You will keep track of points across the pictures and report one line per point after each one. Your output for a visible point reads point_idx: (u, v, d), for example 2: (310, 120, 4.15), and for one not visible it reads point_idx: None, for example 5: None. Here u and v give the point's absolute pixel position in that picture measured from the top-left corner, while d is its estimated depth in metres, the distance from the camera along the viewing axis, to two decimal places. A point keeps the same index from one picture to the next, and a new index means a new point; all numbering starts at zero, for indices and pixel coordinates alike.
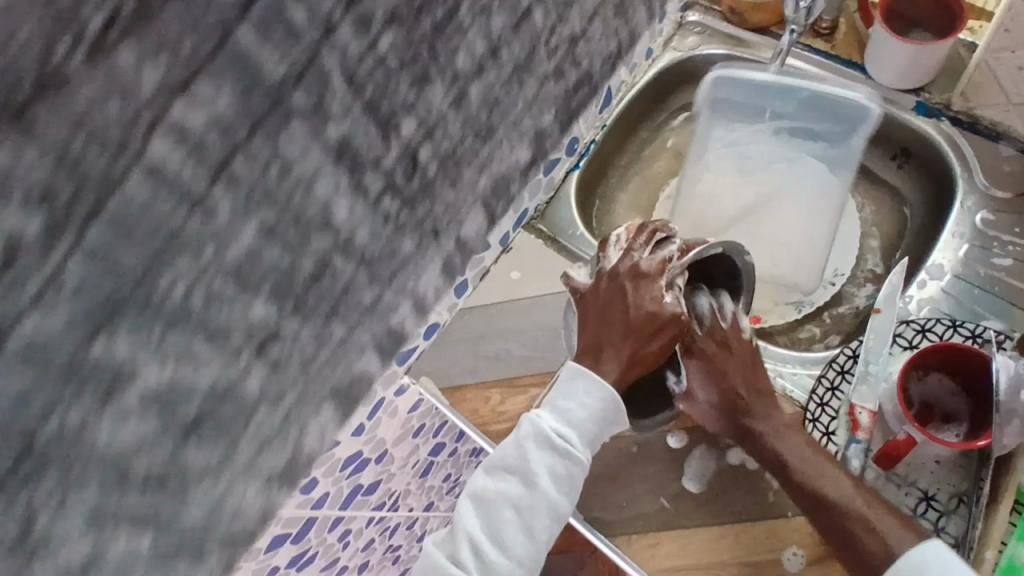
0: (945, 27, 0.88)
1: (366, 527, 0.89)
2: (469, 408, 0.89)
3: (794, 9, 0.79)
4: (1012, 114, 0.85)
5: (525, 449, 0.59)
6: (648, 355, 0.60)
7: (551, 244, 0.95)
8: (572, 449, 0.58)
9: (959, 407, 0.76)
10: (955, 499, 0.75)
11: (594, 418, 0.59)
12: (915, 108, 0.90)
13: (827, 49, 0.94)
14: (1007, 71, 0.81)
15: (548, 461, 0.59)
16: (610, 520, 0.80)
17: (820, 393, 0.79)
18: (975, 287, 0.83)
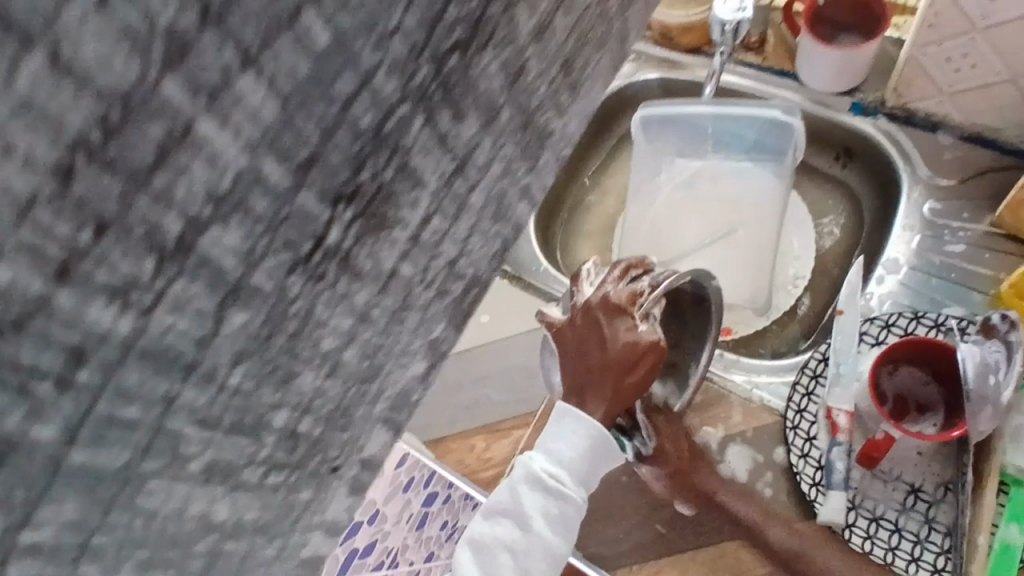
0: (871, 28, 0.90)
1: None
2: (455, 459, 0.88)
3: (720, 33, 0.81)
4: (945, 105, 0.87)
5: (519, 492, 0.58)
6: (630, 386, 0.59)
7: (518, 282, 0.96)
8: (565, 491, 0.56)
9: (931, 397, 0.77)
10: (941, 488, 0.76)
11: (583, 453, 0.56)
12: (851, 109, 0.93)
13: (758, 61, 0.97)
14: (936, 64, 0.82)
15: (540, 503, 0.58)
16: (601, 553, 0.79)
17: (797, 400, 0.80)
18: (933, 276, 0.84)
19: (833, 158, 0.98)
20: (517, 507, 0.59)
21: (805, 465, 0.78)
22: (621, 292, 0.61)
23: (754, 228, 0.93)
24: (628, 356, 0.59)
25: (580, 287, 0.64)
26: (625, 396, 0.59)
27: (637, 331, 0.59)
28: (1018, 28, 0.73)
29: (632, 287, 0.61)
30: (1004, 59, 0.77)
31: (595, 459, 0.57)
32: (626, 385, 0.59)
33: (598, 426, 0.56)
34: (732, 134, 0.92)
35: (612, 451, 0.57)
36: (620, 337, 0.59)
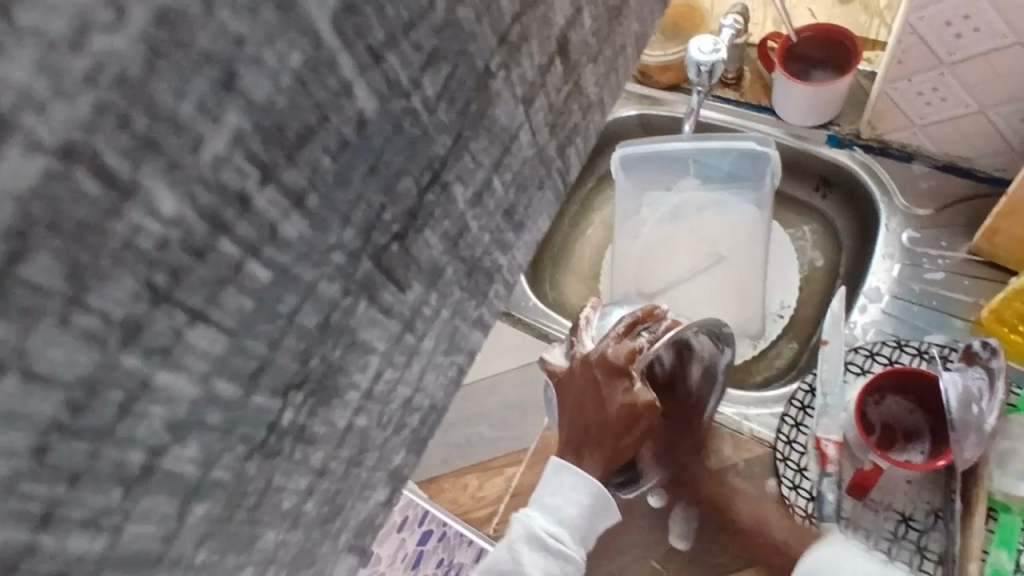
0: (842, 64, 0.93)
1: None
2: (449, 497, 0.87)
3: (696, 74, 0.84)
4: (918, 136, 0.89)
5: (519, 550, 0.59)
6: (625, 447, 0.60)
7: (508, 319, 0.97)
8: (566, 549, 0.58)
9: (918, 424, 0.77)
10: (931, 516, 0.76)
11: (583, 512, 0.58)
12: (828, 141, 0.95)
13: (736, 97, 0.99)
14: (907, 98, 0.85)
15: (541, 564, 0.59)
16: None
17: (786, 431, 0.80)
18: (914, 304, 0.85)
19: (812, 189, 1.00)
20: (518, 569, 0.60)
21: (797, 496, 0.78)
22: (618, 349, 0.58)
23: (739, 259, 0.94)
24: (624, 416, 0.58)
25: (579, 338, 0.64)
26: (622, 450, 0.60)
27: (634, 392, 0.58)
28: (984, 63, 0.75)
29: (629, 343, 0.58)
30: (972, 93, 0.79)
31: (595, 518, 0.59)
32: (622, 445, 0.60)
33: (597, 485, 0.58)
34: (712, 166, 0.93)
35: (610, 508, 0.59)
36: (618, 399, 0.58)
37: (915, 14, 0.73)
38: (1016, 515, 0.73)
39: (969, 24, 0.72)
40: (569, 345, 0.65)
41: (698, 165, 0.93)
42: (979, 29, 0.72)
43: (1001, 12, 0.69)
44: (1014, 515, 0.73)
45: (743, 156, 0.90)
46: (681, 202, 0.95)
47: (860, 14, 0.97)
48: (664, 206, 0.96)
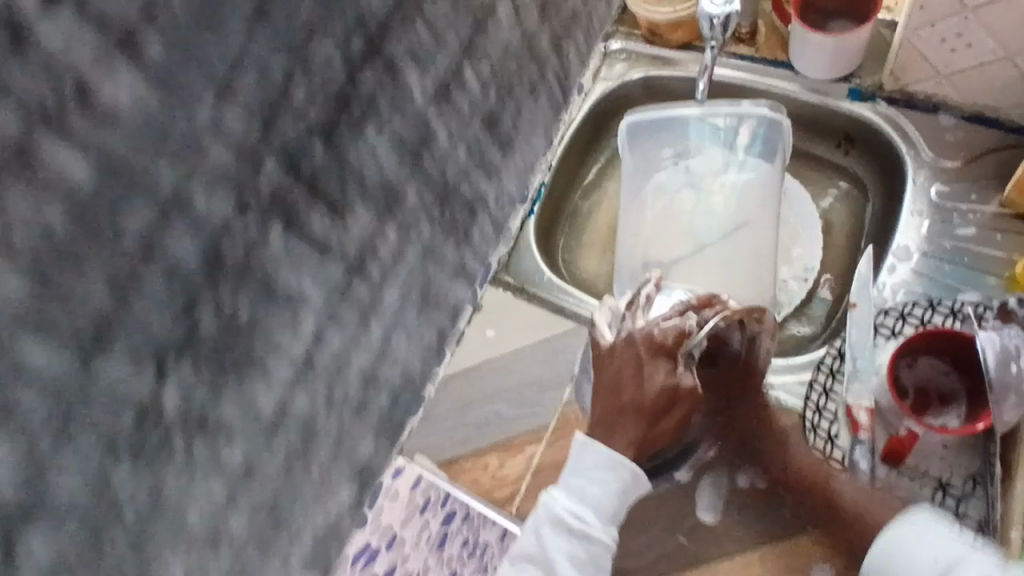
0: (861, 13, 0.89)
1: None
2: (469, 480, 0.86)
3: (709, 28, 0.79)
4: (944, 86, 0.85)
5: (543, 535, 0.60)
6: (659, 433, 0.59)
7: (522, 294, 0.95)
8: (588, 529, 0.59)
9: (953, 387, 0.74)
10: (969, 482, 0.73)
11: (609, 494, 0.58)
12: (849, 95, 0.91)
13: (752, 53, 0.95)
14: (930, 46, 0.80)
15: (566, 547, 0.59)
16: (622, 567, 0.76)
17: (815, 399, 0.77)
18: (946, 262, 0.82)
19: (833, 146, 0.96)
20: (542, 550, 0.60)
21: (829, 466, 0.75)
22: (667, 329, 0.57)
23: (760, 225, 0.90)
24: (664, 400, 0.57)
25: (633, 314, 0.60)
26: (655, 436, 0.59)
27: (677, 375, 0.57)
28: (1010, 6, 0.72)
29: (679, 324, 0.57)
30: (1000, 39, 0.75)
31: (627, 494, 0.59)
32: (655, 429, 0.59)
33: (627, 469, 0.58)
34: (727, 134, 0.93)
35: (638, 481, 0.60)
36: (660, 380, 0.57)
37: None
38: None
39: None
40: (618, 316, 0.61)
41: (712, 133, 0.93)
42: None
43: None
44: None
45: (755, 122, 0.90)
46: (698, 171, 0.94)
47: None
48: (681, 177, 0.94)
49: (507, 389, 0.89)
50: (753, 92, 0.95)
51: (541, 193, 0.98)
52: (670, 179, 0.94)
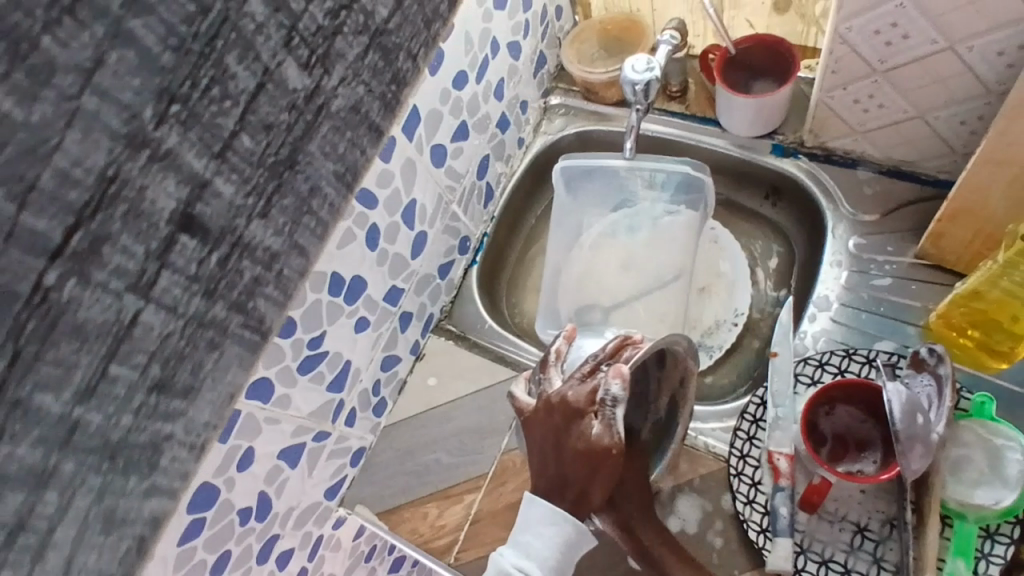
0: (781, 73, 0.93)
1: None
2: (409, 529, 0.88)
3: (633, 93, 0.84)
4: (861, 142, 0.89)
5: None
6: (594, 491, 0.59)
7: (463, 341, 0.97)
8: None
9: (871, 434, 0.77)
10: (887, 525, 0.75)
11: (558, 549, 0.58)
12: (773, 151, 0.96)
13: (682, 110, 1.00)
14: (844, 106, 0.85)
15: None
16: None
17: (739, 446, 0.80)
18: (863, 310, 0.85)
19: (762, 198, 1.01)
20: None
21: (752, 511, 0.77)
22: (579, 390, 0.59)
23: (685, 274, 0.96)
24: (588, 458, 0.58)
25: (549, 375, 0.65)
26: (591, 493, 0.59)
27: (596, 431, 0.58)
28: (914, 70, 0.76)
29: (590, 384, 0.59)
30: (908, 98, 0.80)
31: (570, 552, 0.59)
32: (588, 489, 0.59)
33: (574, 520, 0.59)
34: (647, 182, 0.97)
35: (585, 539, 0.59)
36: (576, 441, 0.59)
37: (845, 22, 0.73)
38: (971, 522, 0.71)
39: (897, 31, 0.72)
40: (536, 379, 0.67)
41: (633, 186, 0.99)
42: (907, 36, 0.72)
43: (932, 21, 0.69)
44: (970, 522, 0.71)
45: (675, 176, 0.95)
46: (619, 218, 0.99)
47: (797, 23, 0.97)
48: (602, 227, 1.00)
49: (451, 437, 0.91)
50: (684, 147, 1.00)
51: (484, 242, 1.02)
52: (598, 231, 0.99)
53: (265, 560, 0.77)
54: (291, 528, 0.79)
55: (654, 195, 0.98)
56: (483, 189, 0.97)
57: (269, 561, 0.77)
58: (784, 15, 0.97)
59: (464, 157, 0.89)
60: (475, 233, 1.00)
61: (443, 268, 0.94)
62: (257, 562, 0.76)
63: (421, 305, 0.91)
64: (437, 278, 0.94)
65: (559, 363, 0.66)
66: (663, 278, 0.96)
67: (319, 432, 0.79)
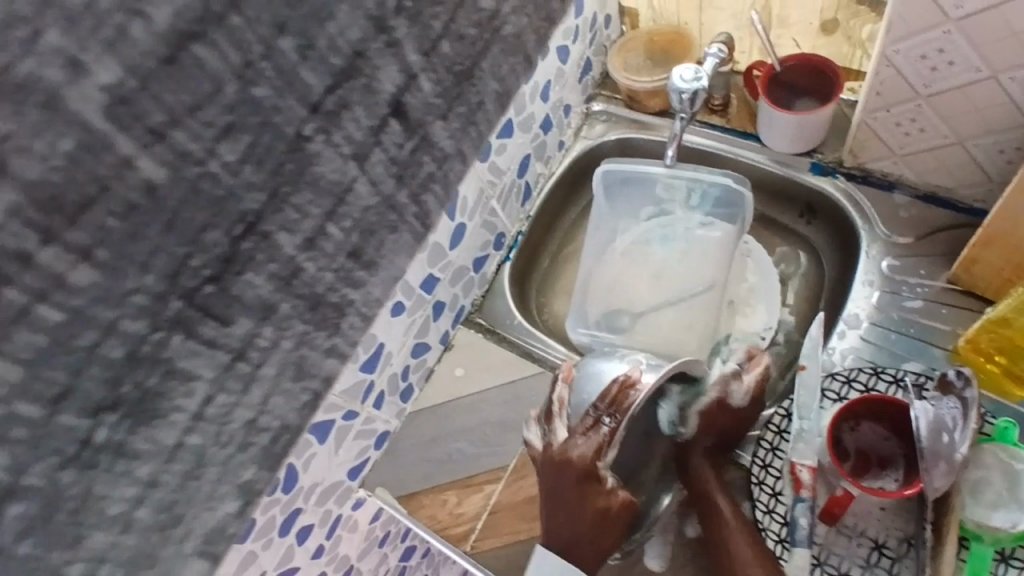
0: (825, 93, 0.94)
1: (308, 561, 0.80)
2: (427, 515, 0.90)
3: (679, 101, 0.86)
4: (900, 165, 0.90)
5: None
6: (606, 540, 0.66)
7: (491, 335, 0.98)
8: None
9: (893, 452, 0.77)
10: (904, 544, 0.75)
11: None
12: (811, 169, 0.96)
13: (723, 123, 1.01)
14: (886, 127, 0.85)
15: None
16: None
17: (762, 455, 0.81)
18: (892, 331, 0.86)
19: (796, 215, 1.01)
20: None
21: (771, 521, 0.78)
22: (587, 449, 0.66)
23: (717, 286, 0.97)
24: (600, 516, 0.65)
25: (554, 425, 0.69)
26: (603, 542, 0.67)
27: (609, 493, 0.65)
28: (957, 96, 0.76)
29: (597, 440, 0.66)
30: (947, 124, 0.79)
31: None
32: (598, 540, 0.66)
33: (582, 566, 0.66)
34: (683, 194, 0.99)
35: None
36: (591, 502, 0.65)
37: (891, 44, 0.73)
38: (987, 544, 0.71)
39: (943, 57, 0.72)
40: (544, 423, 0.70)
41: (668, 197, 1.00)
42: (952, 62, 0.72)
43: (975, 46, 0.68)
44: (985, 544, 0.71)
45: (711, 189, 0.96)
46: (651, 227, 1.01)
47: (842, 44, 1.02)
48: (635, 234, 1.02)
49: (476, 428, 0.93)
50: (722, 160, 1.01)
51: (518, 240, 1.03)
52: (631, 238, 1.01)
53: (285, 535, 0.75)
54: (313, 504, 0.78)
55: (689, 206, 1.00)
56: (521, 189, 0.99)
57: (289, 535, 0.76)
58: (831, 36, 1.02)
59: (507, 154, 0.90)
60: (510, 231, 1.00)
61: (476, 261, 0.94)
62: (276, 536, 0.74)
63: (453, 296, 0.92)
64: (471, 271, 0.95)
65: (563, 410, 0.69)
66: (694, 289, 0.97)
67: (347, 411, 0.78)
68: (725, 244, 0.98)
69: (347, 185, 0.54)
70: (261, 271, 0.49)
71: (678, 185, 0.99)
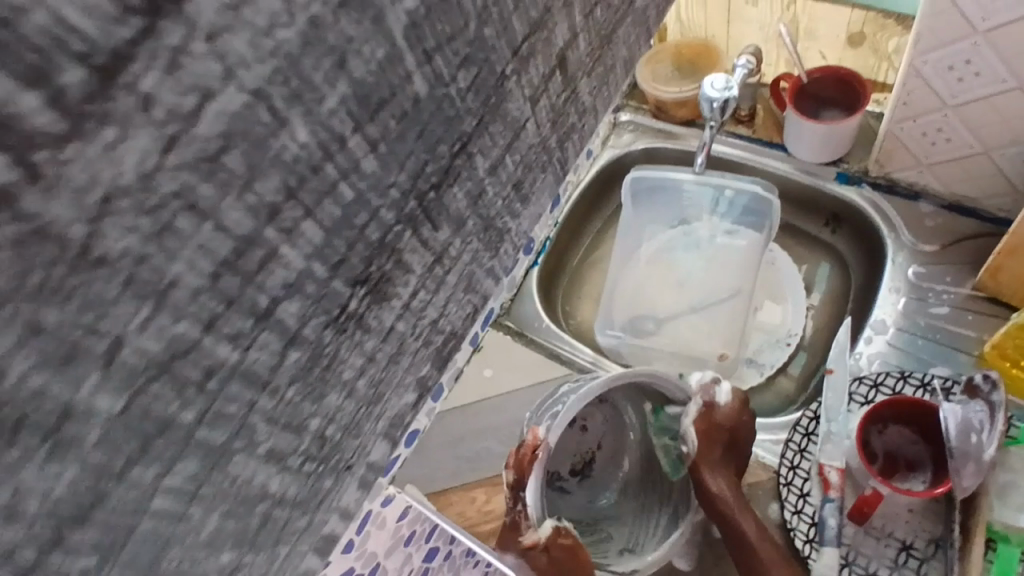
0: (850, 105, 0.96)
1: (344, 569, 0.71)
2: (456, 511, 0.89)
3: (710, 109, 0.88)
4: (925, 175, 0.92)
5: None
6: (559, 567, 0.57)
7: (520, 338, 1.00)
8: None
9: (920, 456, 0.78)
10: (932, 545, 0.76)
11: None
12: (837, 178, 0.98)
13: (750, 134, 1.02)
14: (912, 138, 0.87)
15: None
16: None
17: (790, 456, 0.81)
18: (919, 337, 0.87)
19: (821, 224, 1.03)
20: None
21: (799, 521, 0.79)
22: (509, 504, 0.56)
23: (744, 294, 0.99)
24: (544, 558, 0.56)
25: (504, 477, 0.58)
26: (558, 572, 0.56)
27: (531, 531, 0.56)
28: (985, 105, 0.77)
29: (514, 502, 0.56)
30: (975, 132, 0.81)
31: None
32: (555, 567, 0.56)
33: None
34: (711, 202, 1.01)
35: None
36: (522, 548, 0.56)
37: (919, 56, 0.75)
38: (1015, 545, 0.71)
39: (971, 68, 0.74)
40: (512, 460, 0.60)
41: (695, 206, 1.02)
42: (981, 72, 0.74)
43: (1002, 56, 0.71)
44: (1013, 545, 0.72)
45: (740, 196, 0.98)
46: (674, 235, 1.04)
47: (869, 57, 1.04)
48: (660, 240, 1.04)
49: (507, 425, 0.93)
50: (749, 169, 1.03)
51: (546, 246, 1.04)
52: (658, 247, 1.03)
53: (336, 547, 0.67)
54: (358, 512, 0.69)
55: (715, 215, 1.02)
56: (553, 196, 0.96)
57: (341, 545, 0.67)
58: (858, 48, 1.05)
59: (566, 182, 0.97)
60: (540, 237, 1.00)
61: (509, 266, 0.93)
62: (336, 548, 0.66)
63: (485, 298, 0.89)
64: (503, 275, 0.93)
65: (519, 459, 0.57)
66: (722, 298, 0.98)
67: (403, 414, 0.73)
68: (752, 253, 1.00)
69: (526, 117, 0.30)
70: (459, 195, 0.28)
71: (704, 194, 1.01)
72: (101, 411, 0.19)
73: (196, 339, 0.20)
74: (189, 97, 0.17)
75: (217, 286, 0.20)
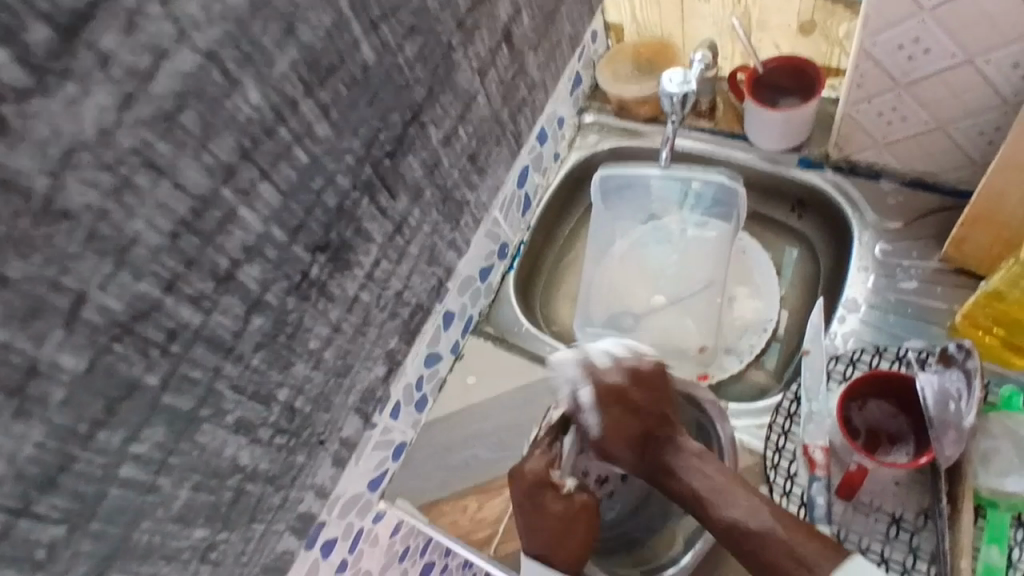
0: (807, 89, 0.98)
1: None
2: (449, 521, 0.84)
3: (670, 104, 0.89)
4: (884, 155, 0.94)
5: None
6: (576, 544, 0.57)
7: (502, 344, 0.96)
8: None
9: (903, 429, 0.79)
10: (921, 516, 0.77)
11: None
12: (799, 164, 1.00)
13: (711, 126, 1.04)
14: (869, 119, 0.88)
15: None
16: None
17: (774, 439, 0.82)
18: (891, 313, 0.88)
19: (788, 210, 1.04)
20: None
21: (789, 502, 0.79)
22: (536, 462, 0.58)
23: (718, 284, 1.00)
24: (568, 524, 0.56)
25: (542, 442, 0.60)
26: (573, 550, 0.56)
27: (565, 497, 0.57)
28: (937, 82, 0.79)
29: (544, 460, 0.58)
30: (927, 110, 0.83)
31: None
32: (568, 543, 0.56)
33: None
34: (681, 196, 1.02)
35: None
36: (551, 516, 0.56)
37: (870, 37, 0.76)
38: (1004, 510, 0.73)
39: (919, 47, 0.76)
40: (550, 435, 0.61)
41: (665, 201, 1.04)
42: (929, 50, 0.75)
43: (948, 30, 0.72)
44: (1002, 510, 0.73)
45: (706, 187, 1.00)
46: (647, 232, 1.05)
47: (821, 44, 1.07)
48: (633, 236, 1.05)
49: (496, 431, 0.89)
50: (712, 161, 1.04)
51: (521, 250, 1.03)
52: (631, 243, 1.04)
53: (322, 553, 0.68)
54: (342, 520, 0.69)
55: (685, 209, 1.03)
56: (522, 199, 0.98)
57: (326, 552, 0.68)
58: (809, 36, 1.08)
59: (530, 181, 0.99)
60: (513, 240, 0.99)
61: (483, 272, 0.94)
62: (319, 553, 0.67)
63: (461, 305, 0.89)
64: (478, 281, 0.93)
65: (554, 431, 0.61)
66: (697, 289, 0.99)
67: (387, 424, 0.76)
68: (722, 244, 1.01)
69: (474, 96, 0.56)
70: (410, 165, 0.51)
71: (672, 187, 1.02)
72: (72, 364, 0.32)
73: (154, 299, 0.35)
74: (145, 58, 0.31)
75: (177, 246, 0.36)
